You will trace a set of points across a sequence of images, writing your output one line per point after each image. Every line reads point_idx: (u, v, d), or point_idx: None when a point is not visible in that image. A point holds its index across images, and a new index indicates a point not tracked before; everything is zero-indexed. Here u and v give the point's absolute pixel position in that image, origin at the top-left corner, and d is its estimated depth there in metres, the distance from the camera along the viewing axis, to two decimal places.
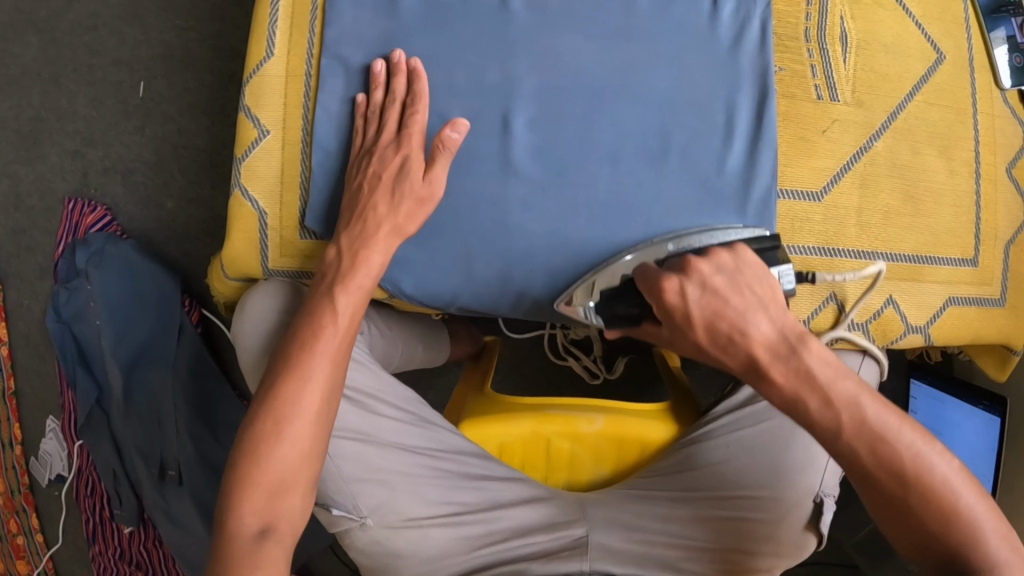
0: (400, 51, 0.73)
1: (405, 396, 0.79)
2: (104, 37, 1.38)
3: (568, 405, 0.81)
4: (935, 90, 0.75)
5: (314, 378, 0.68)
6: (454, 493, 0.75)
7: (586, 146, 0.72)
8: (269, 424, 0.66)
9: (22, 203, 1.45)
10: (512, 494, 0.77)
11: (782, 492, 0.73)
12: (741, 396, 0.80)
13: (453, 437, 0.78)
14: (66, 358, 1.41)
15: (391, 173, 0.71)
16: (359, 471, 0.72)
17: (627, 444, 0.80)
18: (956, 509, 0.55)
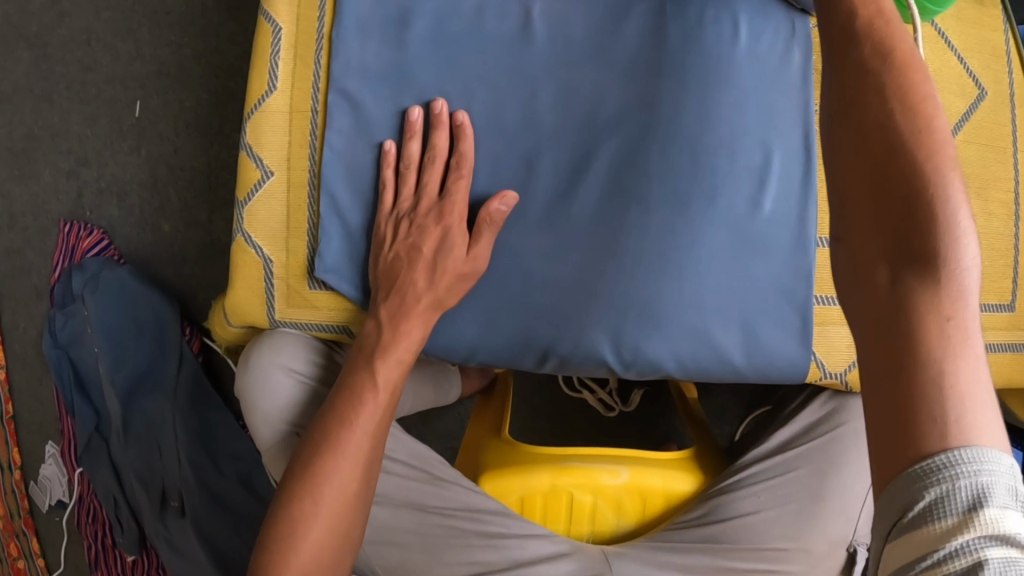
0: (441, 100, 0.69)
1: (420, 452, 0.76)
2: (97, 53, 1.34)
3: (588, 456, 0.78)
4: (976, 130, 0.71)
5: (350, 457, 0.64)
6: (473, 553, 0.70)
7: (611, 192, 0.68)
8: (303, 503, 0.62)
9: (16, 224, 1.41)
10: (534, 551, 0.72)
11: (813, 544, 0.72)
12: (769, 443, 0.77)
13: (469, 494, 0.74)
14: (63, 384, 1.37)
15: (431, 246, 0.67)
16: (375, 533, 0.71)
17: (653, 497, 0.77)
18: (948, 227, 0.40)
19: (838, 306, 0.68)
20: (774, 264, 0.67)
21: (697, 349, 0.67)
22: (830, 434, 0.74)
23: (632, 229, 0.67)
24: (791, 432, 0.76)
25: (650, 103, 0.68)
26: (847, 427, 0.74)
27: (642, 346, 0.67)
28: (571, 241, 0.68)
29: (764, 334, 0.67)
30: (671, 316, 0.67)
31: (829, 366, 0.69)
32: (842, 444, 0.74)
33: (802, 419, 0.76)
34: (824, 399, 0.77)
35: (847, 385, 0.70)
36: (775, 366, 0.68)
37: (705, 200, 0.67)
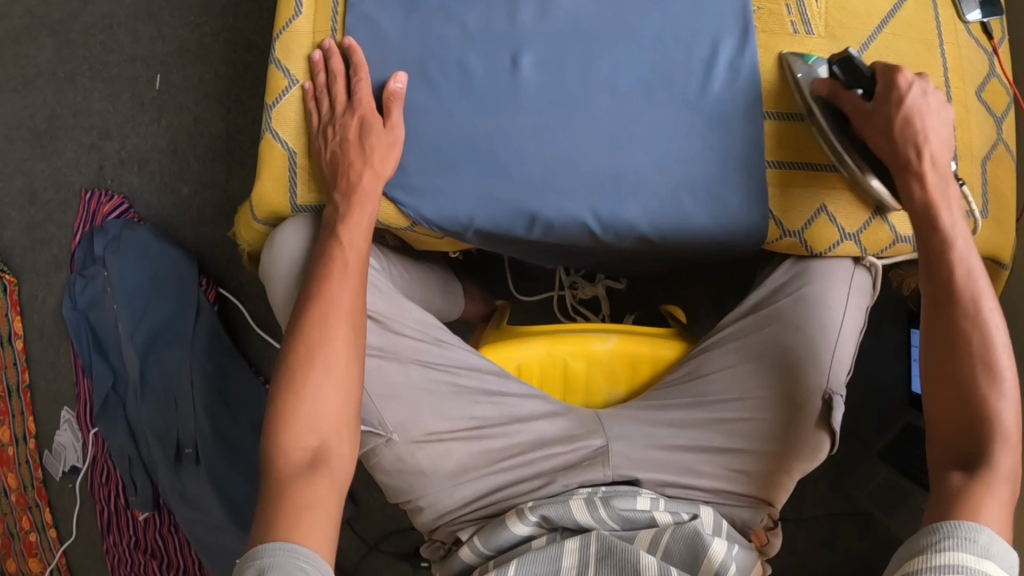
0: (328, 40, 0.82)
1: (423, 320, 0.81)
2: (119, 36, 1.45)
3: (580, 327, 0.87)
4: (903, 24, 0.83)
5: (331, 312, 0.73)
6: (474, 408, 0.77)
7: (590, 82, 0.77)
8: (301, 359, 0.71)
9: (38, 198, 1.50)
10: (531, 409, 0.79)
11: (789, 391, 0.79)
12: (741, 309, 0.88)
13: (469, 355, 0.80)
14: (81, 344, 1.43)
15: (354, 132, 0.77)
16: (382, 388, 0.76)
17: (642, 363, 0.86)
18: (994, 363, 0.65)
19: (790, 170, 0.79)
20: (733, 132, 0.78)
21: (679, 202, 0.78)
22: (796, 293, 0.83)
23: (607, 112, 0.77)
24: (761, 296, 0.87)
25: (614, 6, 0.77)
26: (812, 286, 0.83)
27: (620, 209, 0.78)
28: (562, 122, 0.77)
29: (731, 196, 0.78)
30: (638, 182, 0.77)
31: (788, 225, 0.80)
32: (809, 299, 0.83)
33: (770, 284, 0.87)
34: (789, 265, 0.86)
35: (805, 242, 0.81)
36: (739, 223, 0.79)
37: (668, 90, 0.77)
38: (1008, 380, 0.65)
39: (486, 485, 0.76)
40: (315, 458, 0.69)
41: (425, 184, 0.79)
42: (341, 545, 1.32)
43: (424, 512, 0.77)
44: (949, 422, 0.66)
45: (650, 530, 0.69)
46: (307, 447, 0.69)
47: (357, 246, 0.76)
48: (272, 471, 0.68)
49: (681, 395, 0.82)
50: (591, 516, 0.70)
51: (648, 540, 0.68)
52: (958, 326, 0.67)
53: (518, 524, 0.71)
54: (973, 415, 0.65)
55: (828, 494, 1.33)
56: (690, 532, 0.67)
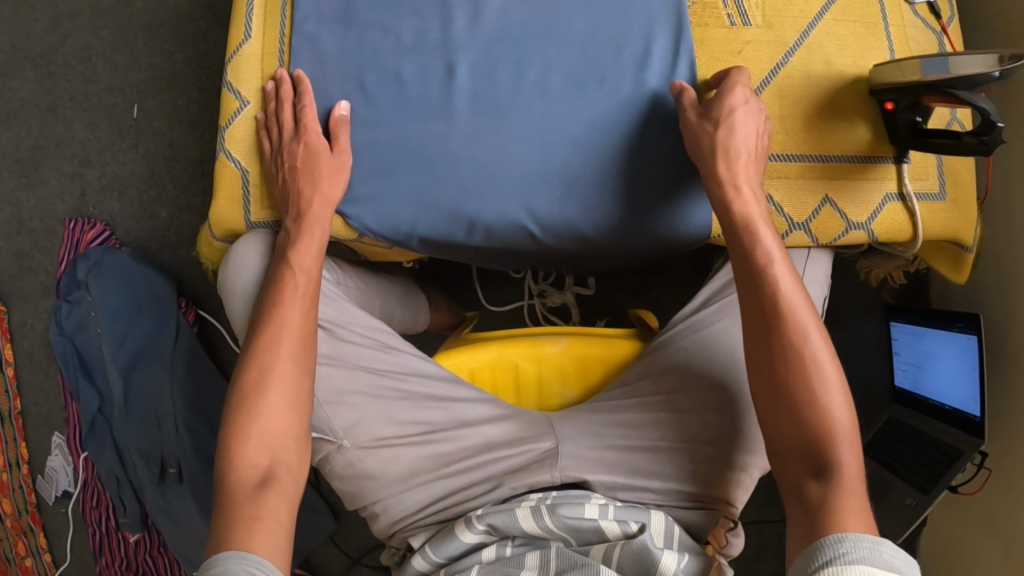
0: (281, 70, 0.83)
1: (373, 325, 0.83)
2: (97, 66, 1.48)
3: (531, 331, 0.87)
4: (844, 9, 0.88)
5: (281, 330, 0.74)
6: (421, 413, 0.78)
7: (523, 89, 0.80)
8: (251, 381, 0.72)
9: (25, 227, 1.53)
10: (477, 413, 0.79)
11: (738, 388, 0.78)
12: (695, 303, 0.85)
13: (418, 360, 0.81)
14: (68, 369, 1.45)
15: (301, 160, 0.79)
16: (331, 395, 0.77)
17: (594, 364, 0.86)
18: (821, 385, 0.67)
19: None
20: (667, 129, 0.80)
21: (619, 198, 0.81)
22: None
23: (541, 116, 0.80)
24: (713, 289, 0.85)
25: (546, 16, 0.81)
26: None
27: (558, 211, 0.81)
28: (497, 128, 0.80)
29: (667, 191, 0.81)
30: (573, 181, 0.80)
31: None
32: None
33: (722, 275, 0.86)
34: None
35: None
36: (681, 220, 0.82)
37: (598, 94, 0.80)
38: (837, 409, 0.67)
39: (435, 491, 0.76)
40: (264, 469, 0.69)
41: (366, 197, 0.82)
42: (326, 562, 1.31)
43: (379, 518, 0.77)
44: (792, 436, 0.68)
45: (605, 545, 0.67)
46: (256, 465, 0.69)
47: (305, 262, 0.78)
48: (222, 488, 0.68)
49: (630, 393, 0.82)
50: (538, 525, 0.68)
51: (602, 554, 0.66)
52: (787, 353, 0.68)
53: (467, 533, 0.70)
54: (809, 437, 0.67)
55: None
56: (639, 549, 0.64)
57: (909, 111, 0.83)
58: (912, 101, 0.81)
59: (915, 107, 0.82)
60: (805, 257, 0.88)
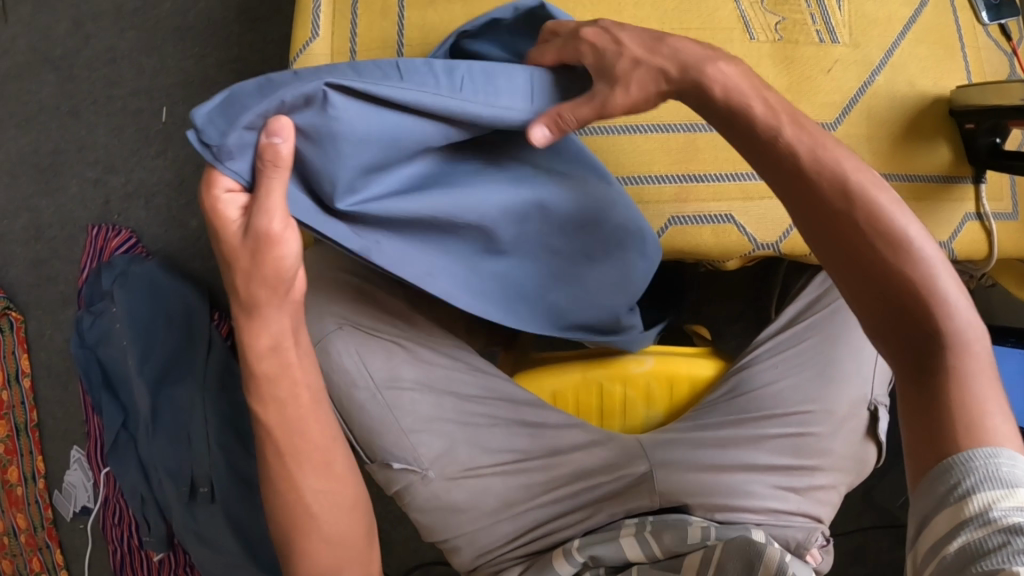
0: (277, 126, 0.53)
1: (453, 343, 0.82)
2: (123, 69, 1.44)
3: (615, 349, 0.88)
4: (924, 30, 0.88)
5: (297, 440, 0.65)
6: (511, 441, 0.79)
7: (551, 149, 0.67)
8: (290, 512, 0.66)
9: (44, 235, 1.48)
10: (571, 439, 0.80)
11: (832, 405, 0.82)
12: (781, 320, 0.87)
13: (506, 384, 0.81)
14: (91, 382, 1.41)
15: (250, 259, 0.56)
16: (416, 423, 0.76)
17: (678, 383, 0.87)
18: (923, 270, 0.58)
19: None
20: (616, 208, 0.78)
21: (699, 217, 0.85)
22: (835, 304, 0.85)
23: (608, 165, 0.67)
24: (800, 306, 0.87)
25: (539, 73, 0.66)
26: None
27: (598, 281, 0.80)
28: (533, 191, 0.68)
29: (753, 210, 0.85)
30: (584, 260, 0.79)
31: None
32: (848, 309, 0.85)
33: (809, 292, 0.88)
34: (824, 276, 0.89)
35: None
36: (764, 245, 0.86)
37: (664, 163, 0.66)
38: (946, 282, 0.58)
39: (529, 520, 0.78)
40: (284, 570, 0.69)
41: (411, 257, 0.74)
42: None
43: (463, 551, 0.78)
44: (905, 334, 0.57)
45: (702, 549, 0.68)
46: None
47: (298, 367, 0.64)
48: None
49: (732, 408, 0.82)
50: (643, 553, 0.71)
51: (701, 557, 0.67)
52: (873, 238, 0.59)
53: (565, 565, 0.73)
54: (923, 334, 0.57)
55: (859, 509, 1.32)
56: (743, 541, 0.64)
57: (989, 133, 0.84)
58: (992, 125, 0.82)
59: (995, 130, 0.83)
60: None
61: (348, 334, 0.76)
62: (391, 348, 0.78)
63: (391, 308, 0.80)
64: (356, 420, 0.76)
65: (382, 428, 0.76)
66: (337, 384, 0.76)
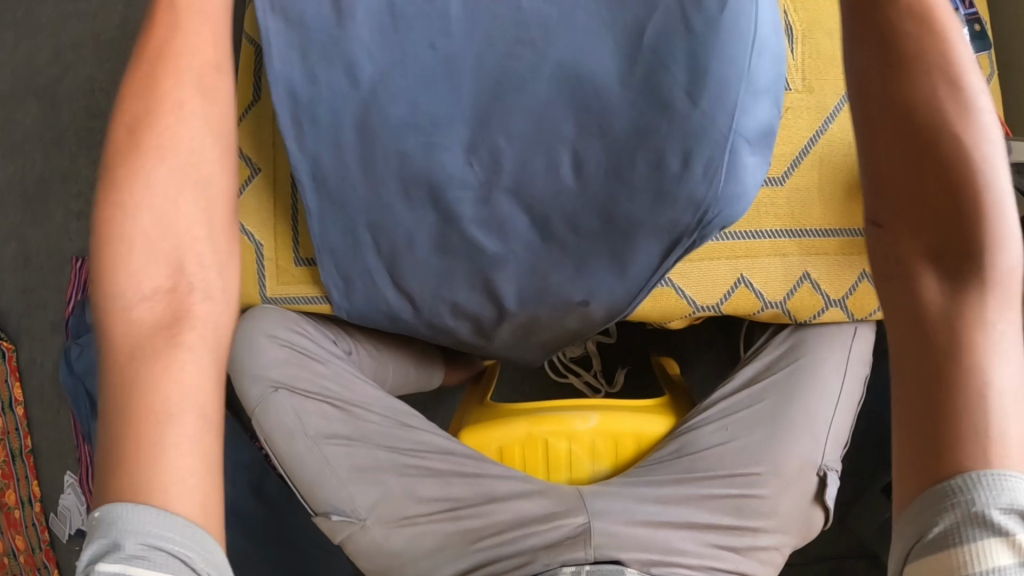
0: None
1: (391, 405, 0.89)
2: (102, 102, 1.49)
3: (562, 408, 0.91)
4: None
5: (154, 274, 0.54)
6: (448, 488, 0.83)
7: (566, 206, 0.74)
8: (123, 380, 0.52)
9: (32, 263, 1.51)
10: (506, 488, 0.83)
11: (780, 465, 0.84)
12: (738, 381, 0.93)
13: (439, 437, 0.87)
14: (80, 410, 1.43)
15: None
16: (352, 474, 0.83)
17: (624, 440, 0.90)
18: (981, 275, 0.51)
19: (765, 241, 0.91)
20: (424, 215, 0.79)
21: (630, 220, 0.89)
22: (791, 366, 0.91)
23: (624, 114, 0.68)
24: (755, 369, 0.93)
25: None
26: (806, 358, 0.91)
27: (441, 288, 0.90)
28: (514, 111, 0.70)
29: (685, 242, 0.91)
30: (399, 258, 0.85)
31: (770, 297, 0.92)
32: (803, 371, 0.90)
33: (765, 356, 0.94)
34: (785, 336, 0.95)
35: (788, 312, 0.92)
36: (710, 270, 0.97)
37: (669, 125, 0.66)
38: (1002, 272, 0.52)
39: (464, 565, 0.80)
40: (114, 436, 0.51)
41: (345, 254, 0.84)
42: None
43: None
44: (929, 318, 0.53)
45: None
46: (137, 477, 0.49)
47: (172, 197, 0.55)
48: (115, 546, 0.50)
49: (669, 468, 0.85)
50: None
51: None
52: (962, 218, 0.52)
53: None
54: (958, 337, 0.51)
55: (835, 535, 1.33)
56: None
57: None
58: None
59: None
60: (850, 334, 0.94)
61: (288, 396, 0.86)
62: (327, 408, 0.86)
63: (333, 373, 0.89)
64: (299, 466, 0.83)
65: (319, 478, 0.82)
66: (280, 439, 0.84)
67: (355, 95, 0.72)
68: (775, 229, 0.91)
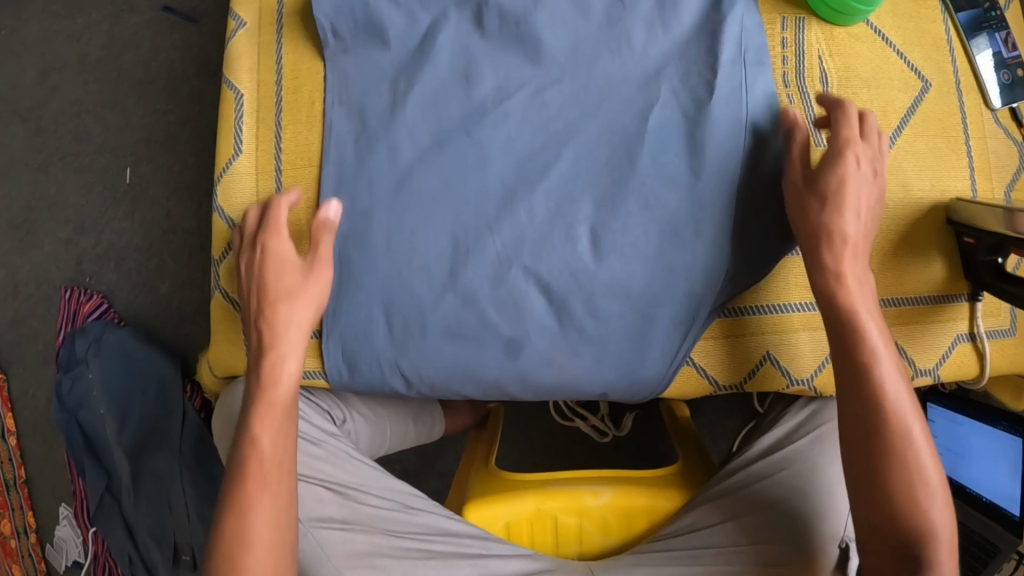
0: None
1: (394, 486, 0.87)
2: (88, 125, 1.43)
3: (572, 481, 0.88)
4: (922, 122, 0.83)
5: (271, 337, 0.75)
6: (450, 573, 0.78)
7: (582, 281, 0.78)
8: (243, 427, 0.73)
9: (20, 293, 1.47)
10: (513, 568, 0.80)
11: (804, 542, 0.77)
12: (759, 447, 0.88)
13: (442, 520, 0.83)
14: (73, 446, 1.38)
15: None
16: (349, 561, 0.79)
17: (635, 513, 0.87)
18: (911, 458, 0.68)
19: (793, 313, 0.82)
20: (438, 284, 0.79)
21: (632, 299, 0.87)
22: (813, 434, 0.86)
23: (637, 187, 0.78)
24: (777, 435, 0.88)
25: None
26: (828, 426, 0.86)
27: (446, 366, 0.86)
28: (536, 184, 0.79)
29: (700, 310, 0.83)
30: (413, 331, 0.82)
31: (795, 373, 0.84)
32: (825, 440, 0.85)
33: (786, 422, 0.89)
34: (804, 403, 0.90)
35: (816, 389, 0.84)
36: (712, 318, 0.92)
37: (675, 196, 0.77)
38: (919, 446, 0.68)
39: None
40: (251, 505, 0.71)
41: (355, 327, 0.81)
42: None
43: None
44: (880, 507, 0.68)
45: None
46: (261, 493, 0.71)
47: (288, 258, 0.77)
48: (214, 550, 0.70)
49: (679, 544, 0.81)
50: None
51: None
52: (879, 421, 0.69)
53: None
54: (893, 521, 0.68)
55: None
56: None
57: (989, 251, 0.77)
58: (993, 242, 0.75)
59: (997, 248, 0.76)
60: None
61: None
62: (324, 489, 0.83)
63: (336, 450, 0.87)
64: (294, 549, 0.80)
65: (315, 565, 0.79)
66: None
67: (394, 172, 0.80)
68: (803, 302, 0.82)
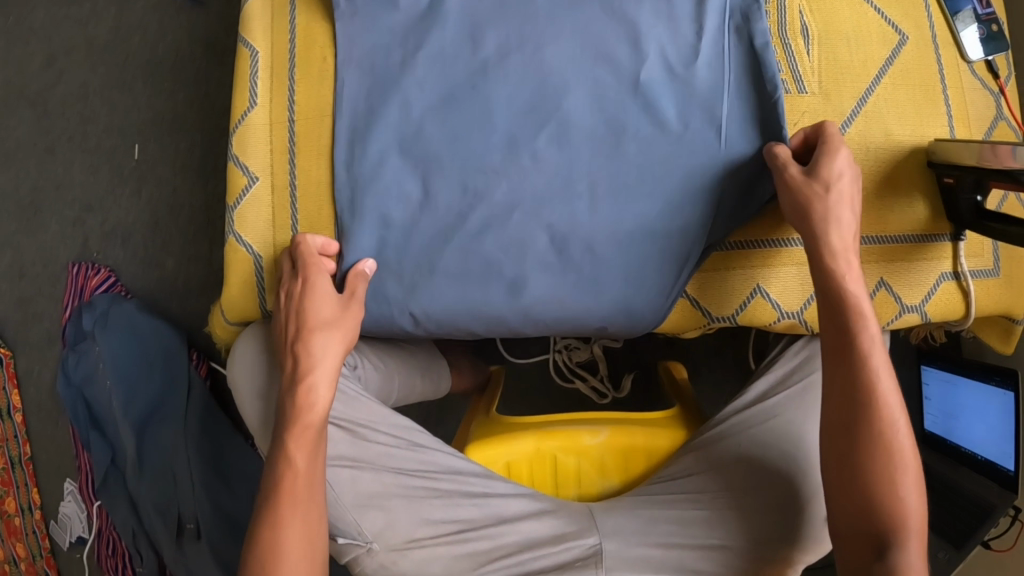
0: None
1: (399, 423, 0.88)
2: (96, 105, 1.46)
3: (574, 423, 0.91)
4: (901, 73, 0.86)
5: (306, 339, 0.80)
6: (456, 511, 0.82)
7: (585, 224, 0.81)
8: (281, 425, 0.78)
9: (28, 272, 1.49)
10: (515, 509, 0.84)
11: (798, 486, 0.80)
12: (752, 394, 0.90)
13: (448, 458, 0.86)
14: (78, 420, 1.39)
15: None
16: (359, 499, 0.82)
17: (634, 454, 0.90)
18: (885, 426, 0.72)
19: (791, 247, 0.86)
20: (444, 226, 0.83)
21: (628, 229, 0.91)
22: (805, 381, 0.88)
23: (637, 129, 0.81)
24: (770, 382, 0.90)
25: None
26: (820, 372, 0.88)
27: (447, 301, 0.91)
28: (537, 129, 0.81)
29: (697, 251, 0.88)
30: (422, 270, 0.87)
31: (787, 308, 0.87)
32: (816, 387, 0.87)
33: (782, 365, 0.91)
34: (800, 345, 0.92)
35: (806, 323, 0.88)
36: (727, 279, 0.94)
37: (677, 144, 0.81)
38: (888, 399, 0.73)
39: None
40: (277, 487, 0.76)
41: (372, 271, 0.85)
42: None
43: None
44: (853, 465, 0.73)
45: None
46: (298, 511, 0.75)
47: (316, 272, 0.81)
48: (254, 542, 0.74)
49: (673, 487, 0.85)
50: None
51: None
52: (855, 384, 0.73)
53: None
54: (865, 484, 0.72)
55: None
56: None
57: (971, 190, 0.80)
58: (975, 180, 0.78)
59: (977, 187, 0.79)
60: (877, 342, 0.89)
61: None
62: (332, 430, 0.85)
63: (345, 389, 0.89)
64: None
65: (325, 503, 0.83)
66: None
67: (404, 126, 0.83)
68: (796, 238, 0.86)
